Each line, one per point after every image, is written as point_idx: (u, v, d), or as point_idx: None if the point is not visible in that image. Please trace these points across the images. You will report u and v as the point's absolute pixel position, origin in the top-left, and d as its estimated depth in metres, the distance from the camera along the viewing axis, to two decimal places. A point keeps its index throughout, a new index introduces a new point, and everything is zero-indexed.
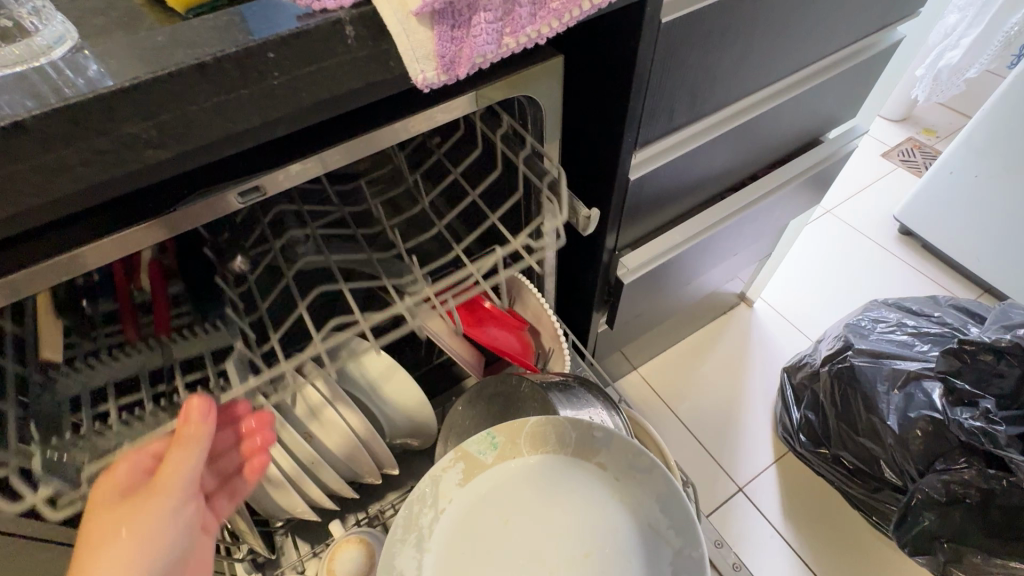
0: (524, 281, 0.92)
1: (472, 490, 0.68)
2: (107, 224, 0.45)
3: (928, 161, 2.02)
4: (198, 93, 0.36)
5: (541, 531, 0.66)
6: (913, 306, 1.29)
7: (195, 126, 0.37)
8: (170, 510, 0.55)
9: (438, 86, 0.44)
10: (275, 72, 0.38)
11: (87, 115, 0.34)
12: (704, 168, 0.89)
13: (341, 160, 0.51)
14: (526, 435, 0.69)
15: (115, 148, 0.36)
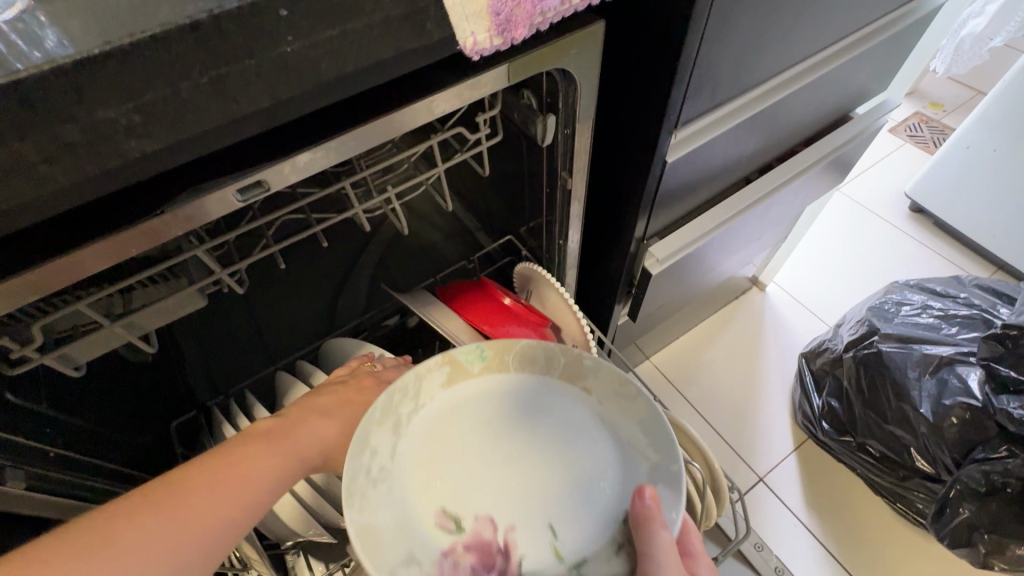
0: (542, 274, 0.85)
1: (449, 398, 0.57)
2: (83, 229, 0.38)
3: (936, 137, 1.97)
4: (193, 66, 0.29)
5: (517, 438, 0.55)
6: (937, 288, 1.23)
7: (189, 110, 0.31)
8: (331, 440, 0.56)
9: (488, 51, 0.39)
10: (290, 36, 0.31)
11: (49, 97, 0.27)
12: (737, 147, 0.82)
13: (356, 148, 0.44)
14: (517, 353, 0.59)
15: (86, 139, 0.29)
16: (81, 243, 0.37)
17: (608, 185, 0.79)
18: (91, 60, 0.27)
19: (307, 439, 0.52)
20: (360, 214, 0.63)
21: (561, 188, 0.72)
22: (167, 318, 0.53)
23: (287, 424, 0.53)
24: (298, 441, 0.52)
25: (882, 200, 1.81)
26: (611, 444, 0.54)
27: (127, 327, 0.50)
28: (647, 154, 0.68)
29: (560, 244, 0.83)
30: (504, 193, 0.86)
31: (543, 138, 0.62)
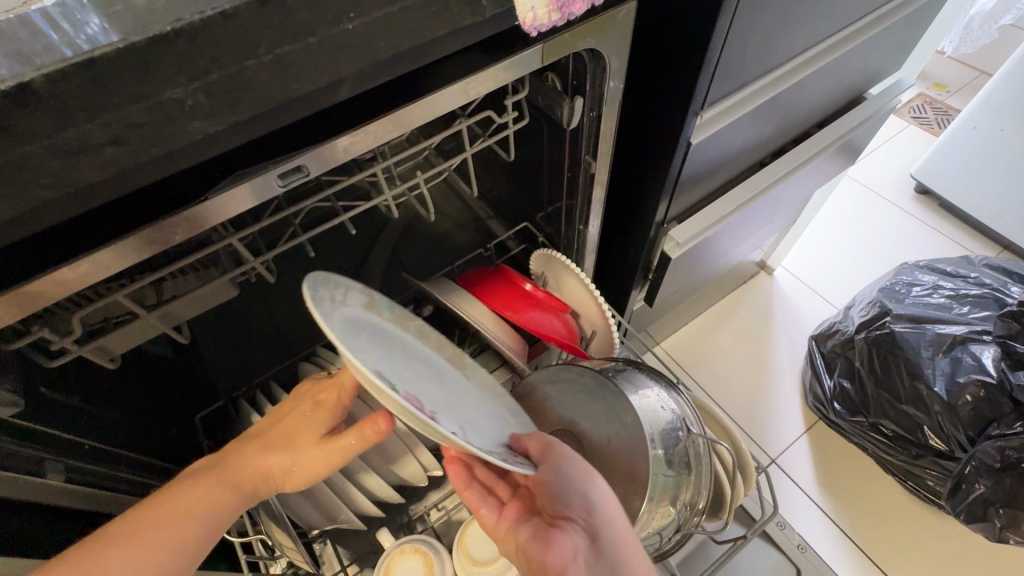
0: (563, 260, 0.84)
1: (369, 316, 0.55)
2: (127, 218, 0.37)
3: (940, 118, 1.97)
4: (259, 41, 0.31)
5: (427, 372, 0.56)
6: (948, 268, 1.24)
7: (255, 89, 0.32)
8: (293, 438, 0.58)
9: (543, 27, 0.42)
10: (350, 14, 0.33)
11: (114, 79, 0.28)
12: (756, 129, 0.82)
13: (395, 133, 0.44)
14: (414, 325, 0.64)
15: (154, 121, 0.30)
16: (130, 231, 0.37)
17: (632, 170, 0.79)
18: (159, 39, 0.28)
19: (255, 461, 0.56)
20: (388, 199, 0.62)
21: (585, 173, 0.71)
22: (200, 308, 0.53)
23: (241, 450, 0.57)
24: (246, 466, 0.55)
25: (888, 183, 1.81)
26: (495, 404, 0.63)
27: (162, 318, 0.50)
28: (674, 136, 0.68)
29: (580, 229, 0.83)
30: (522, 179, 0.86)
31: (569, 122, 0.62)
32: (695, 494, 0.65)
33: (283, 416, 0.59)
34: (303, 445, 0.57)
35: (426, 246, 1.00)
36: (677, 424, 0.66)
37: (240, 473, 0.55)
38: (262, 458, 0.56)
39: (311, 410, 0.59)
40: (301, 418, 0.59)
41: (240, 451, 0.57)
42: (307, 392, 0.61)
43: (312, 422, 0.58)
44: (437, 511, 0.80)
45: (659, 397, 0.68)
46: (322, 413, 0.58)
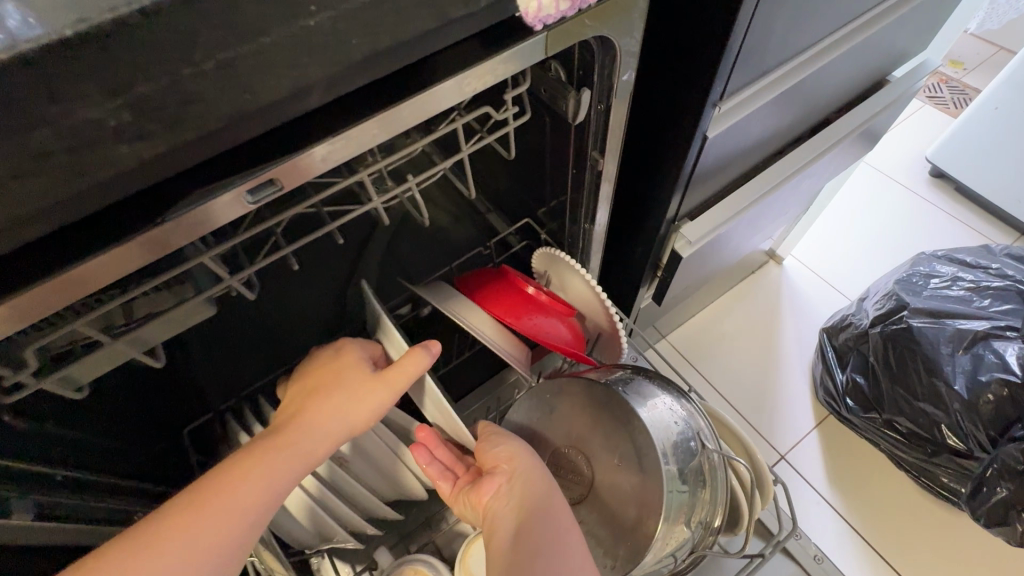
0: (565, 259, 0.79)
1: None
2: (70, 243, 0.33)
3: (957, 97, 1.89)
4: (203, 45, 0.26)
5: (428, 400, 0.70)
6: (968, 259, 1.18)
7: (209, 102, 0.28)
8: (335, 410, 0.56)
9: (549, 20, 0.39)
10: (312, 7, 0.28)
11: (29, 97, 0.24)
12: (775, 119, 0.76)
13: (380, 138, 0.39)
14: None
15: (75, 143, 0.26)
16: (77, 258, 0.32)
17: (642, 164, 0.74)
18: (72, 43, 0.24)
19: (303, 420, 0.55)
20: (378, 203, 0.56)
21: (591, 170, 0.66)
22: (175, 330, 0.49)
23: (283, 419, 0.56)
24: (293, 427, 0.54)
25: (901, 166, 1.75)
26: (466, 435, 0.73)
27: (131, 343, 0.46)
28: (690, 130, 0.63)
29: (586, 228, 0.78)
30: (522, 174, 0.81)
31: (576, 117, 0.56)
32: (709, 512, 0.61)
33: (314, 381, 0.59)
34: (349, 395, 0.57)
35: (422, 244, 0.95)
36: (689, 435, 0.62)
37: (288, 434, 0.53)
38: (306, 415, 0.55)
39: (342, 367, 0.60)
40: (335, 376, 0.59)
41: (281, 420, 0.56)
42: (327, 355, 0.62)
43: (347, 373, 0.59)
44: (439, 524, 0.77)
45: (668, 404, 0.64)
46: (350, 365, 0.60)
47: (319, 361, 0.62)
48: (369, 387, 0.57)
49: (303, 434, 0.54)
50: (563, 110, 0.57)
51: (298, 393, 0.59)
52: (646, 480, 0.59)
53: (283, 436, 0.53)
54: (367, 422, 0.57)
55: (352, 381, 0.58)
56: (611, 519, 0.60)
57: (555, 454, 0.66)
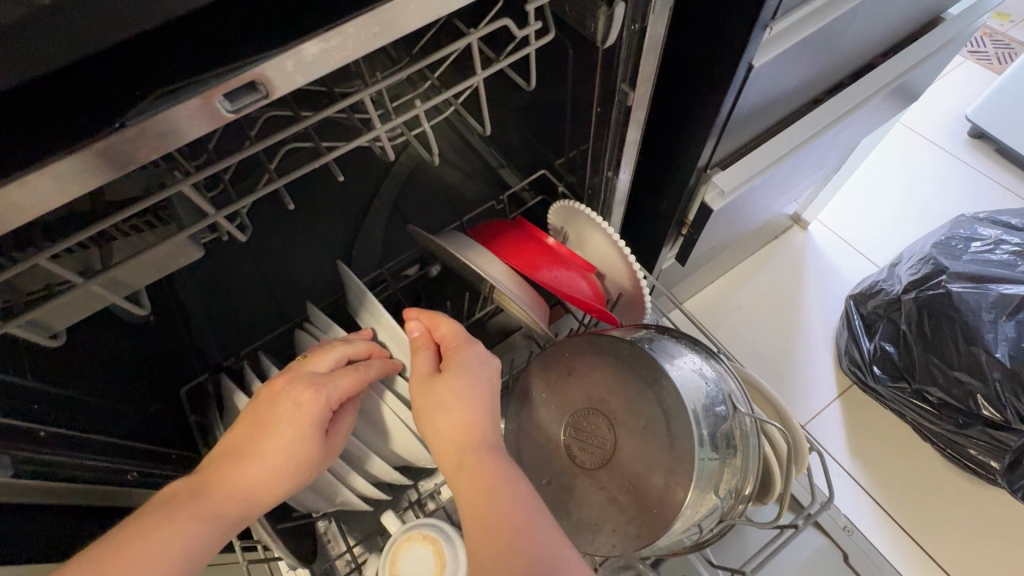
0: (584, 211, 0.73)
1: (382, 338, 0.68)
2: (24, 145, 0.28)
3: (1000, 52, 1.76)
4: None
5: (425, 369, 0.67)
6: (1014, 221, 1.09)
7: None
8: (275, 463, 0.50)
9: None
10: None
11: None
12: (822, 53, 0.68)
13: (382, 38, 0.33)
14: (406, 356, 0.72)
15: None
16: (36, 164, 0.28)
17: (676, 103, 0.67)
18: None
19: (239, 484, 0.49)
20: (381, 134, 0.50)
21: (618, 106, 0.59)
22: (158, 273, 0.44)
23: (216, 470, 0.49)
24: (226, 494, 0.49)
25: (937, 126, 1.64)
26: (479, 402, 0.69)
27: (108, 286, 0.41)
28: (733, 60, 0.56)
29: (609, 177, 0.71)
30: (538, 119, 0.75)
31: (605, 39, 0.50)
32: (739, 479, 0.56)
33: (262, 428, 0.51)
34: (296, 461, 0.51)
35: (430, 200, 0.90)
36: (718, 399, 0.57)
37: (218, 502, 0.48)
38: (243, 475, 0.49)
39: (299, 423, 0.51)
40: (285, 433, 0.51)
41: (215, 470, 0.50)
42: (286, 392, 0.53)
43: (300, 433, 0.51)
44: (449, 489, 0.74)
45: (694, 364, 0.59)
46: (307, 421, 0.52)
47: (276, 396, 0.52)
48: (319, 458, 0.52)
49: (237, 504, 0.49)
50: (588, 31, 0.51)
51: (241, 433, 0.51)
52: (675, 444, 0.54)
53: (212, 503, 0.48)
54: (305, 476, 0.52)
55: (300, 446, 0.51)
56: (634, 487, 0.56)
57: (572, 417, 0.60)
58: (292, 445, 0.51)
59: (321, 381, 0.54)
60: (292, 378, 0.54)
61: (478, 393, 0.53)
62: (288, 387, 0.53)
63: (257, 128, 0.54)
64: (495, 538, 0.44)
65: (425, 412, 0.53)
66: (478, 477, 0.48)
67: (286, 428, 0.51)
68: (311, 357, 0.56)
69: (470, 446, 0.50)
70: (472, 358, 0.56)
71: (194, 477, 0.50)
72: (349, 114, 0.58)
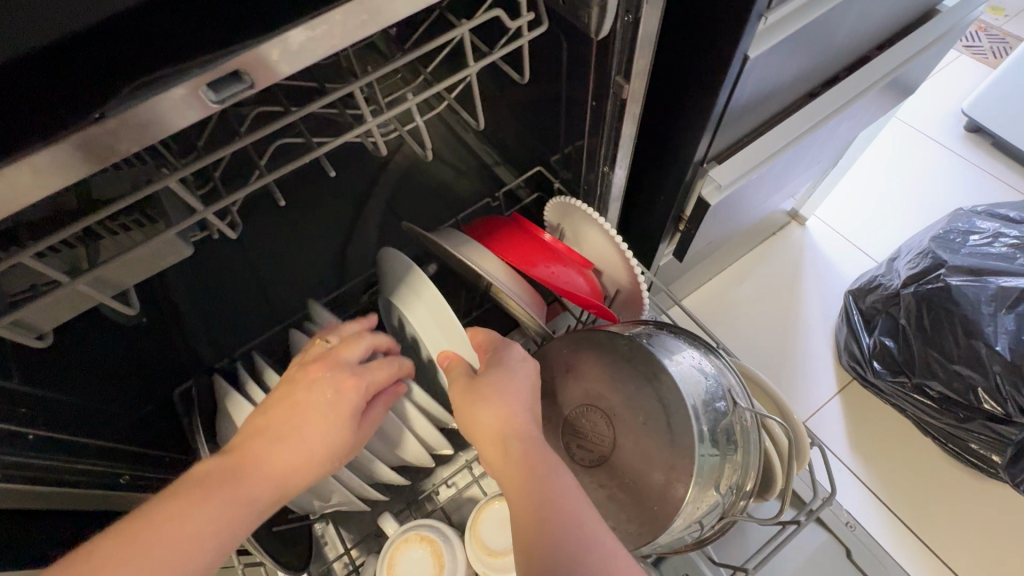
0: (580, 207, 0.73)
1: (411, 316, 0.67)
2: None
3: (995, 46, 1.76)
4: None
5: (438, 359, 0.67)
6: (1011, 214, 1.09)
7: None
8: (312, 449, 0.49)
9: None
10: None
11: None
12: (819, 44, 0.68)
13: (370, 26, 0.32)
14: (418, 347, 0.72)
15: None
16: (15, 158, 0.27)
17: (670, 97, 0.66)
18: None
19: (275, 468, 0.48)
20: (371, 128, 0.49)
21: (613, 100, 0.59)
22: (146, 271, 0.44)
23: (252, 451, 0.48)
24: (261, 477, 0.47)
25: (934, 121, 1.63)
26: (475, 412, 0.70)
27: (95, 284, 0.41)
28: (728, 50, 0.55)
29: (605, 172, 0.70)
30: (532, 113, 0.74)
31: (598, 31, 0.49)
32: (740, 475, 0.56)
33: (301, 413, 0.50)
34: (332, 449, 0.50)
35: (426, 198, 0.89)
36: (718, 394, 0.56)
37: (254, 485, 0.47)
38: (278, 459, 0.48)
39: (338, 410, 0.51)
40: (324, 420, 0.50)
41: (250, 452, 0.48)
42: (325, 378, 0.52)
43: (340, 420, 0.50)
44: (447, 488, 0.73)
45: (694, 359, 0.59)
46: (347, 409, 0.51)
47: (313, 382, 0.51)
48: (352, 446, 0.51)
49: (274, 489, 0.47)
50: (581, 23, 0.50)
51: (275, 417, 0.50)
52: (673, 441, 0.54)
53: (250, 486, 0.46)
54: (335, 465, 0.51)
55: (340, 431, 0.50)
56: (634, 484, 0.55)
57: (571, 414, 0.59)
58: (331, 431, 0.50)
59: (359, 371, 0.53)
60: (329, 364, 0.53)
61: (519, 382, 0.53)
62: (326, 373, 0.52)
63: (247, 125, 0.53)
64: (538, 517, 0.44)
65: (465, 402, 0.52)
66: (524, 460, 0.47)
67: (324, 414, 0.50)
68: (344, 343, 0.55)
69: (514, 430, 0.49)
70: (513, 352, 0.56)
71: (228, 458, 0.48)
72: (341, 110, 0.58)
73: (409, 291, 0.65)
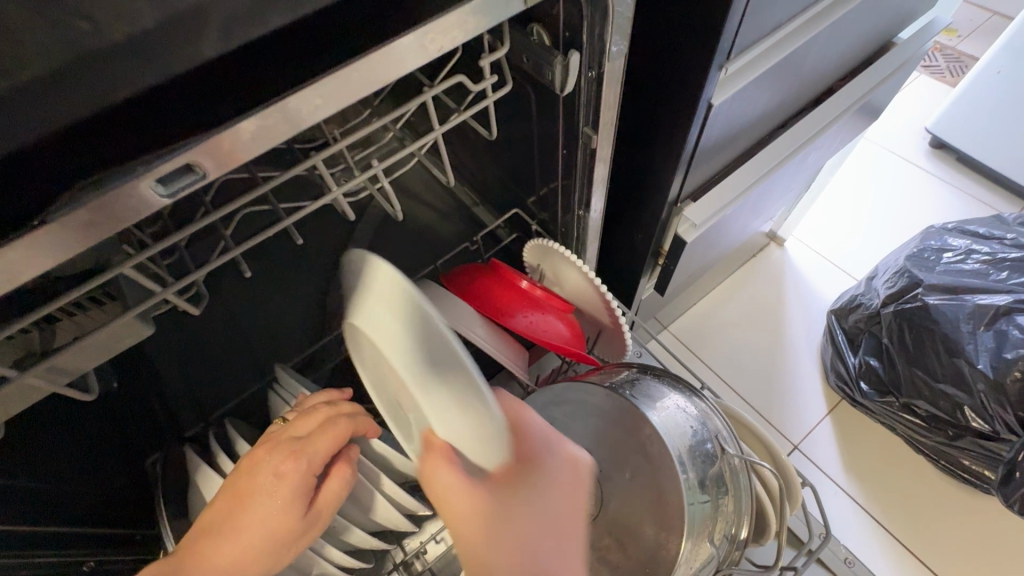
0: (558, 251, 0.72)
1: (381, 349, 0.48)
2: None
3: (952, 66, 1.83)
4: None
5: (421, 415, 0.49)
6: (981, 230, 1.12)
7: None
8: (255, 540, 0.47)
9: None
10: None
11: None
12: (782, 85, 0.69)
13: (326, 108, 0.33)
14: None
15: None
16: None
17: (639, 140, 0.67)
18: None
19: (215, 566, 0.46)
20: (339, 194, 0.49)
21: (583, 148, 0.59)
22: (104, 356, 0.42)
23: (194, 550, 0.47)
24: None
25: (900, 139, 1.68)
26: None
27: (48, 374, 0.39)
28: (691, 98, 0.56)
29: (580, 215, 0.70)
30: (505, 156, 0.74)
31: (563, 86, 0.50)
32: (734, 522, 0.54)
33: (239, 503, 0.48)
34: (275, 536, 0.48)
35: (405, 243, 0.88)
36: (705, 437, 0.56)
37: None
38: (220, 553, 0.47)
39: (280, 495, 0.49)
40: (264, 507, 0.48)
41: (193, 550, 0.47)
42: (266, 461, 0.50)
43: (281, 506, 0.48)
44: (436, 544, 0.70)
45: (680, 404, 0.58)
46: (287, 492, 0.49)
47: (256, 466, 0.50)
48: (300, 530, 0.49)
49: None
50: (545, 78, 0.50)
51: (219, 509, 0.49)
52: (663, 497, 0.53)
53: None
54: (283, 552, 0.48)
55: (288, 516, 0.48)
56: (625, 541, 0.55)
57: None
58: (274, 519, 0.48)
59: (302, 446, 0.50)
60: (272, 443, 0.51)
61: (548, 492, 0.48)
62: (268, 454, 0.50)
63: (211, 192, 0.53)
64: None
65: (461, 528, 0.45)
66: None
67: (267, 500, 0.48)
68: (293, 421, 0.53)
69: (523, 549, 0.45)
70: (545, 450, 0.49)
71: (173, 557, 0.47)
72: (307, 171, 0.57)
73: (384, 318, 0.46)
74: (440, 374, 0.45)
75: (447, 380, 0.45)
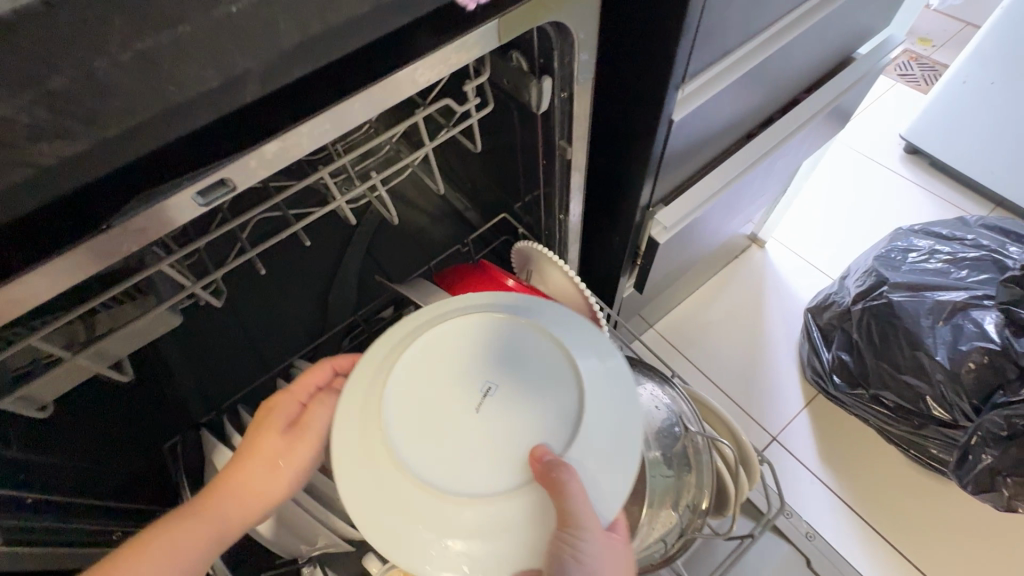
0: (542, 252, 0.79)
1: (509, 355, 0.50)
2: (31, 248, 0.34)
3: (926, 74, 1.91)
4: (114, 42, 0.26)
5: (491, 421, 0.46)
6: (944, 231, 1.19)
7: (121, 94, 0.28)
8: (248, 463, 0.54)
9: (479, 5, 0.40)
10: None
11: None
12: (742, 100, 0.77)
13: (332, 131, 0.40)
14: None
15: None
16: (19, 273, 0.33)
17: (613, 151, 0.74)
18: None
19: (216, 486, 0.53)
20: (343, 202, 0.55)
21: (560, 159, 0.66)
22: (138, 343, 0.48)
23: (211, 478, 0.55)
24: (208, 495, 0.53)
25: (876, 145, 1.76)
26: None
27: (92, 358, 0.45)
28: (656, 115, 0.63)
29: (561, 219, 0.77)
30: (492, 166, 0.81)
31: (539, 106, 0.56)
32: (696, 494, 0.60)
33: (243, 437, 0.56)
34: (265, 459, 0.54)
35: (401, 245, 0.95)
36: (672, 420, 0.62)
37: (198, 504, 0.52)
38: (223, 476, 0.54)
39: (269, 424, 0.56)
40: (257, 435, 0.55)
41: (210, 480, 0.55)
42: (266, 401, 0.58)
43: (268, 432, 0.55)
44: None
45: (652, 392, 0.65)
46: (273, 421, 0.56)
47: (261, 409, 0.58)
48: (282, 451, 0.54)
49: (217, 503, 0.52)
50: (523, 98, 0.57)
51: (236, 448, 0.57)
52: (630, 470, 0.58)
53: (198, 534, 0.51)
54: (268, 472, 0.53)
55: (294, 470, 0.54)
56: None
57: None
58: (265, 444, 0.55)
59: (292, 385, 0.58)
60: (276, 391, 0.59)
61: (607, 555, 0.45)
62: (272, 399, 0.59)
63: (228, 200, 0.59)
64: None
65: (571, 557, 0.40)
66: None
67: (259, 429, 0.56)
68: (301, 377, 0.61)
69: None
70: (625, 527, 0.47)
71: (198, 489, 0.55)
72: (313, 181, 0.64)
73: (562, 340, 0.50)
74: (573, 398, 0.47)
75: (613, 421, 0.46)
